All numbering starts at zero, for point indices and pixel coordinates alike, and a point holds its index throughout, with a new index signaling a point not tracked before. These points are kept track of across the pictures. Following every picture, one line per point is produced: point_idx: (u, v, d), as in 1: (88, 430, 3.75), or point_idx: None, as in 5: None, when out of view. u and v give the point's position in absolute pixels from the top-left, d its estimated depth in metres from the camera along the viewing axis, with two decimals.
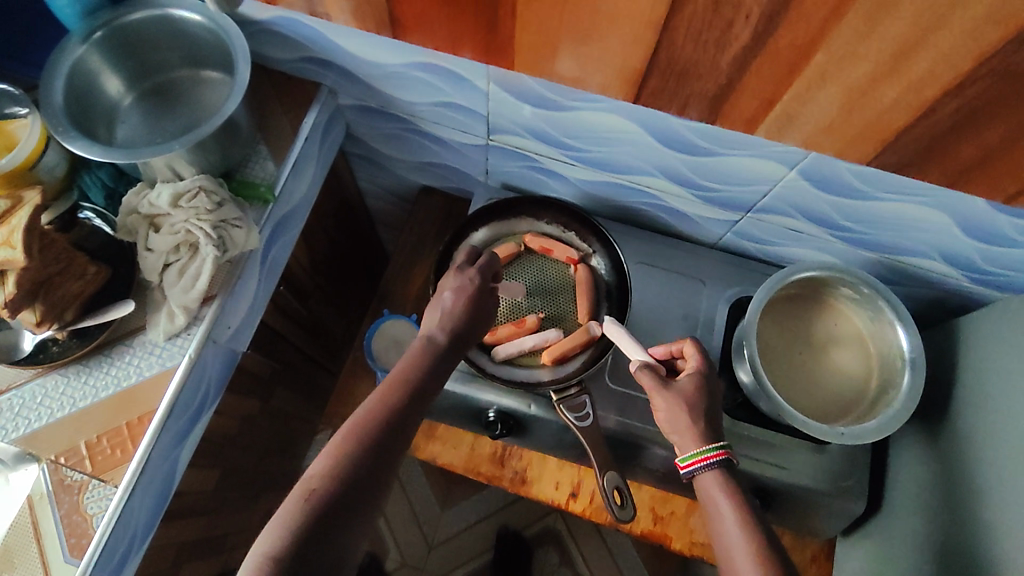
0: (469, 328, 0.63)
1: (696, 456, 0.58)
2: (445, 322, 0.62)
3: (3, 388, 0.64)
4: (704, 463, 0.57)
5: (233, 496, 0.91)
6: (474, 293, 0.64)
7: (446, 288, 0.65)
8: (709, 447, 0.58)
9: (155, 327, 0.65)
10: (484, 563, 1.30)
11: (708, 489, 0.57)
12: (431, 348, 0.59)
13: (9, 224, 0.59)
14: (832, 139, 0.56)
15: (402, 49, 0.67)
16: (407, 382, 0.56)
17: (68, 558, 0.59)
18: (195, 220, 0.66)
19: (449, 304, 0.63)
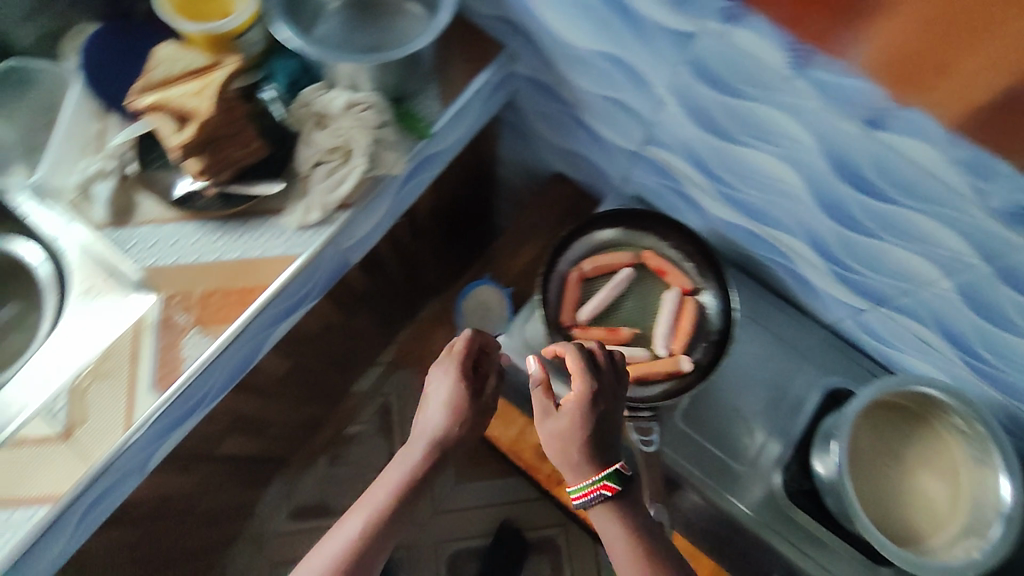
0: (454, 422, 0.65)
1: (585, 490, 0.56)
2: (426, 423, 0.66)
3: (147, 220, 0.69)
4: (590, 497, 0.56)
5: (290, 391, 0.95)
6: (465, 391, 0.67)
7: (428, 384, 0.68)
8: (599, 474, 0.56)
9: (291, 216, 0.70)
10: (479, 546, 1.31)
11: (605, 523, 0.57)
12: (414, 455, 0.64)
13: (206, 78, 0.64)
14: (1013, 262, 0.52)
15: (599, 36, 0.67)
16: (387, 484, 0.62)
17: (151, 388, 0.63)
18: (359, 130, 0.70)
19: (433, 413, 0.66)
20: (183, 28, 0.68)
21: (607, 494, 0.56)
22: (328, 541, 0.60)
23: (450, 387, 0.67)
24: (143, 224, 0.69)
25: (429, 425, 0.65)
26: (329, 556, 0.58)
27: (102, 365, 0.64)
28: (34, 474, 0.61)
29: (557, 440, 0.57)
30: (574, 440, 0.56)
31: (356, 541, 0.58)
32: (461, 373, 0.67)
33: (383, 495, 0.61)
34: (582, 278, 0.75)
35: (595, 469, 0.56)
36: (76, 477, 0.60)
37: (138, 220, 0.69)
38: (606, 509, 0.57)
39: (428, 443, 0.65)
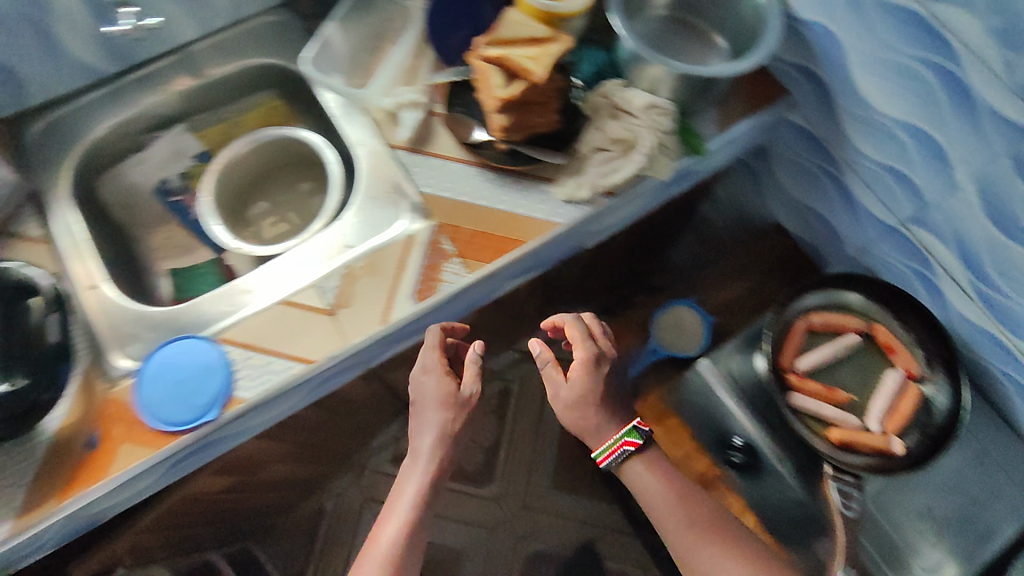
0: (454, 421, 0.76)
1: (612, 447, 0.71)
2: (427, 439, 0.75)
3: (437, 153, 0.76)
4: (616, 451, 0.71)
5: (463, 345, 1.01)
6: (456, 408, 0.76)
7: (422, 400, 0.76)
8: (620, 432, 0.72)
9: (562, 188, 0.74)
10: (557, 554, 1.32)
11: (634, 473, 0.73)
12: (420, 461, 0.75)
13: (543, 48, 0.67)
14: None
15: (913, 109, 0.67)
16: (413, 498, 0.74)
17: (410, 296, 0.70)
18: (649, 129, 0.72)
19: (427, 435, 0.75)
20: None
21: (631, 445, 0.72)
22: (376, 552, 0.71)
23: (442, 418, 0.75)
24: (433, 156, 0.76)
25: (438, 435, 0.75)
26: (380, 552, 0.70)
27: (371, 261, 0.71)
28: (297, 335, 0.68)
29: (571, 407, 0.72)
30: (591, 409, 0.71)
31: (400, 541, 0.71)
32: (467, 377, 0.76)
33: (412, 484, 0.75)
34: (808, 330, 0.75)
35: (615, 430, 0.72)
36: (332, 349, 0.67)
37: (430, 150, 0.76)
38: (632, 459, 0.73)
39: (441, 445, 0.75)
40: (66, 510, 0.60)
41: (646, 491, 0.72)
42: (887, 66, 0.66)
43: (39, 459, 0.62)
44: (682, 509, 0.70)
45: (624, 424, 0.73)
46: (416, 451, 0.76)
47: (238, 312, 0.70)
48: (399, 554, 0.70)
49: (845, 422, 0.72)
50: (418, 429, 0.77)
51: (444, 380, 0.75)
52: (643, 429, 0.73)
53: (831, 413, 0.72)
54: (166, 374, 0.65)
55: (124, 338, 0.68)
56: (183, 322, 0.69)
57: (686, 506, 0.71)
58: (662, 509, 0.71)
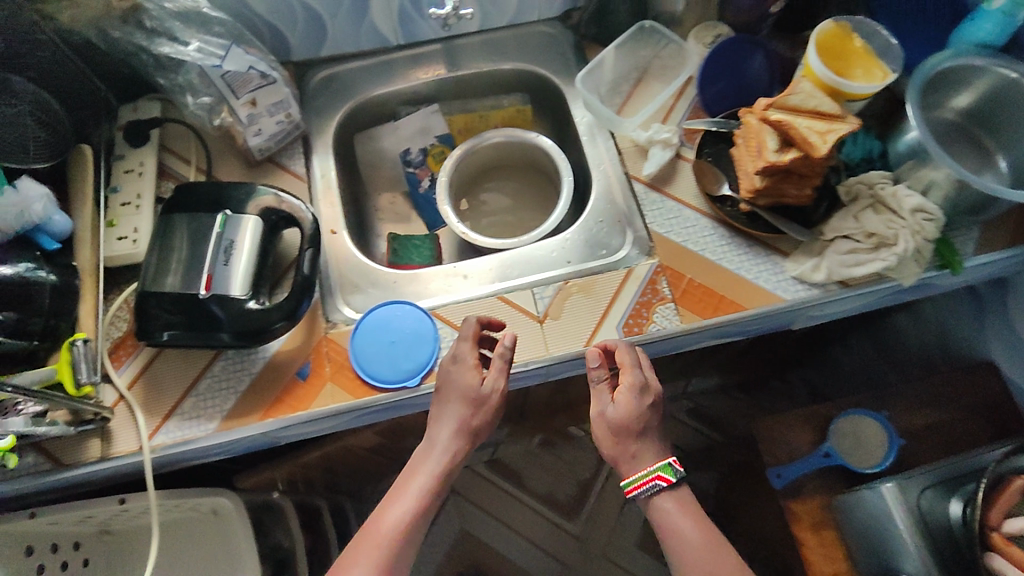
0: (472, 418, 0.63)
1: (636, 481, 0.62)
2: (445, 435, 0.64)
3: (676, 197, 0.74)
4: (644, 487, 0.62)
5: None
6: (477, 404, 0.63)
7: (445, 389, 0.64)
8: (656, 465, 0.62)
9: (795, 264, 0.71)
10: None
11: (662, 511, 0.62)
12: (432, 450, 0.64)
13: (831, 124, 0.63)
14: None
15: None
16: (414, 495, 0.62)
17: (617, 328, 0.68)
18: (910, 233, 0.67)
19: (445, 425, 0.64)
20: (812, 65, 0.68)
21: (664, 484, 0.62)
22: (374, 537, 0.60)
23: (462, 412, 0.63)
24: (671, 198, 0.74)
25: (451, 433, 0.64)
26: (377, 540, 0.59)
27: (586, 283, 0.71)
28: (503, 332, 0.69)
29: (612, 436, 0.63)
30: (622, 439, 0.63)
31: (402, 533, 0.60)
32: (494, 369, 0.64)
33: (413, 479, 0.63)
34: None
35: (648, 462, 0.62)
36: (532, 355, 0.68)
37: (670, 192, 0.74)
38: (660, 497, 0.62)
39: (457, 444, 0.64)
40: (268, 426, 0.65)
41: (664, 512, 0.62)
42: None
43: (256, 373, 0.67)
44: (692, 548, 0.59)
45: (660, 457, 0.63)
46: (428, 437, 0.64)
47: (453, 295, 0.73)
48: (400, 544, 0.60)
49: None
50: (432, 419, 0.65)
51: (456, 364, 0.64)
52: (674, 465, 0.62)
53: None
54: (381, 330, 0.69)
55: (350, 290, 0.73)
56: (407, 289, 0.74)
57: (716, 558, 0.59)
58: (685, 555, 0.60)
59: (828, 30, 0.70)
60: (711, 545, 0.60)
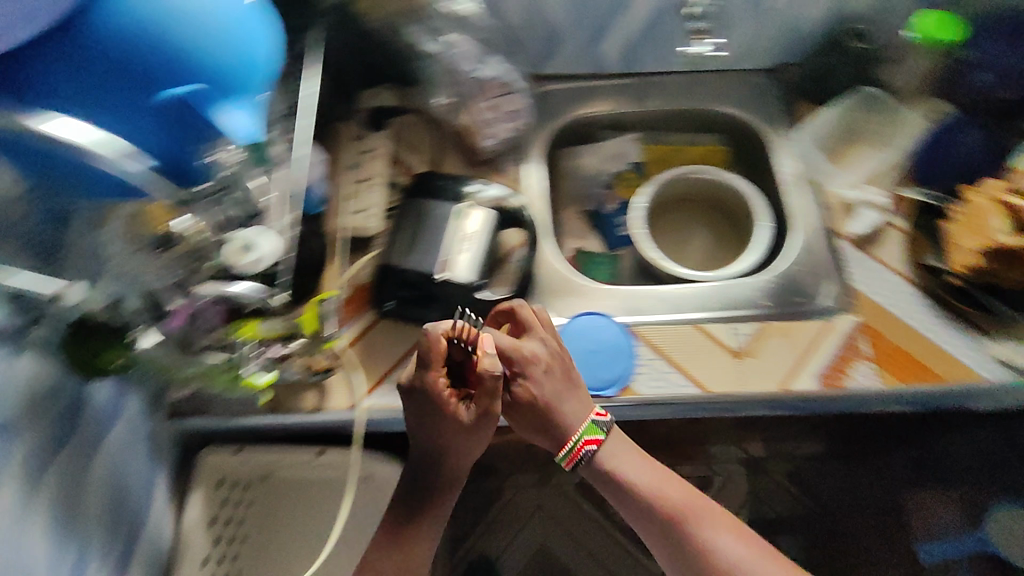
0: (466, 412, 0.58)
1: (575, 446, 0.62)
2: (456, 450, 0.59)
3: (883, 260, 0.77)
4: (585, 452, 0.63)
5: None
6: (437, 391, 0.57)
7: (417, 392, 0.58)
8: (583, 429, 0.62)
9: (997, 345, 0.71)
10: None
11: (601, 462, 0.63)
12: (426, 464, 0.60)
13: None
14: None
15: None
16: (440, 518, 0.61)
17: (814, 377, 0.69)
18: None
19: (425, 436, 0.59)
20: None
21: (598, 445, 0.63)
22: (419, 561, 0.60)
23: (445, 421, 0.57)
24: (880, 261, 0.77)
25: (467, 444, 0.59)
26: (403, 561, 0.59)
27: (786, 327, 0.73)
28: (701, 360, 0.70)
29: (556, 419, 0.63)
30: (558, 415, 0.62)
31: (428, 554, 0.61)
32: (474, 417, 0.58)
33: (449, 498, 0.61)
34: None
35: (574, 428, 0.62)
36: (729, 388, 0.68)
37: (876, 254, 0.77)
38: (605, 453, 0.64)
39: (461, 445, 0.59)
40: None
41: (637, 492, 0.63)
42: None
43: None
44: (693, 522, 0.61)
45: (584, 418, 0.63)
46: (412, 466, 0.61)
47: (659, 313, 0.75)
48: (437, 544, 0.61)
49: None
50: (435, 444, 0.59)
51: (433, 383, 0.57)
52: (603, 419, 0.64)
53: None
54: (588, 335, 0.72)
55: (551, 293, 0.76)
56: (601, 303, 0.76)
57: (668, 486, 0.64)
58: (654, 522, 0.62)
59: None
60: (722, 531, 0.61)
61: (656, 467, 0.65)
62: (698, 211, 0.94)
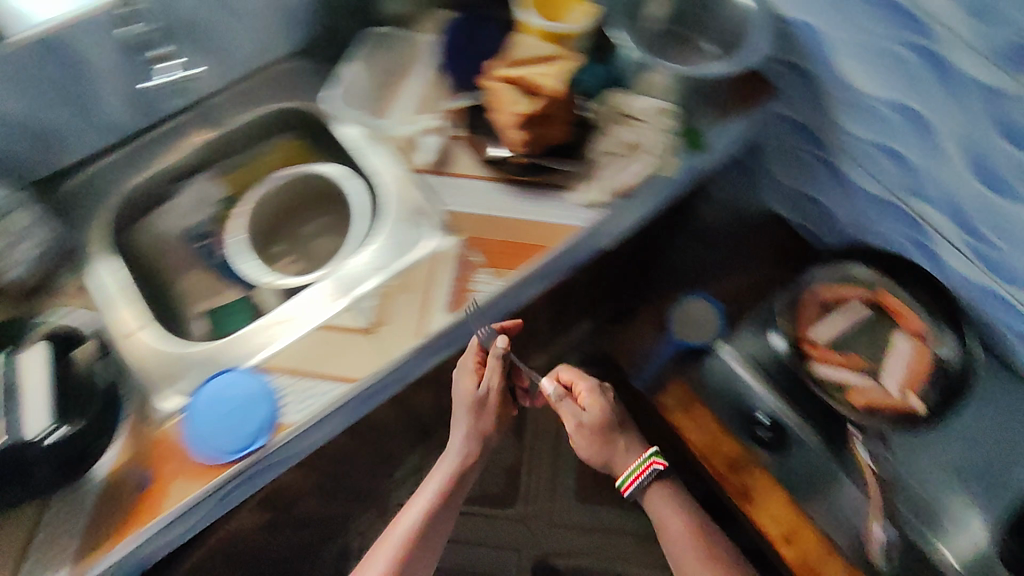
0: (477, 420, 0.88)
1: (633, 473, 0.85)
2: (458, 445, 0.89)
3: (462, 172, 0.79)
4: (648, 472, 0.85)
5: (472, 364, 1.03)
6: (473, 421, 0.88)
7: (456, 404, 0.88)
8: (645, 454, 0.86)
9: (579, 194, 0.78)
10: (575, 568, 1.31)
11: (657, 506, 0.87)
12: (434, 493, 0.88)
13: (558, 65, 0.75)
14: None
15: (897, 85, 0.72)
16: (426, 533, 0.86)
17: (443, 311, 0.72)
18: (657, 134, 0.79)
19: (455, 443, 0.90)
20: (529, 23, 0.79)
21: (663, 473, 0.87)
22: (390, 543, 0.85)
23: (468, 421, 0.88)
24: (458, 174, 0.79)
25: (458, 438, 0.90)
26: (389, 549, 0.84)
27: (404, 280, 0.74)
28: (339, 356, 0.69)
29: (626, 442, 0.86)
30: (625, 441, 0.86)
31: (411, 533, 0.85)
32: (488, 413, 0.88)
33: (422, 518, 0.87)
34: (820, 303, 0.80)
35: (639, 459, 0.85)
36: (374, 367, 0.68)
37: (453, 170, 0.80)
38: (661, 485, 0.88)
39: (465, 444, 0.89)
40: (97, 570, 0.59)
41: (665, 528, 0.86)
42: (868, 51, 0.72)
43: (92, 507, 0.62)
44: (702, 535, 0.85)
45: (646, 449, 0.87)
46: (456, 451, 0.89)
47: (289, 334, 0.72)
48: (409, 543, 0.84)
49: (860, 398, 0.74)
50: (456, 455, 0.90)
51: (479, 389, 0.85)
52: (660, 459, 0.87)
53: (851, 372, 0.76)
54: (224, 395, 0.67)
55: (172, 381, 0.70)
56: (221, 359, 0.71)
57: (699, 542, 0.84)
58: (675, 539, 0.85)
59: None
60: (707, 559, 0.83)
61: (684, 510, 0.87)
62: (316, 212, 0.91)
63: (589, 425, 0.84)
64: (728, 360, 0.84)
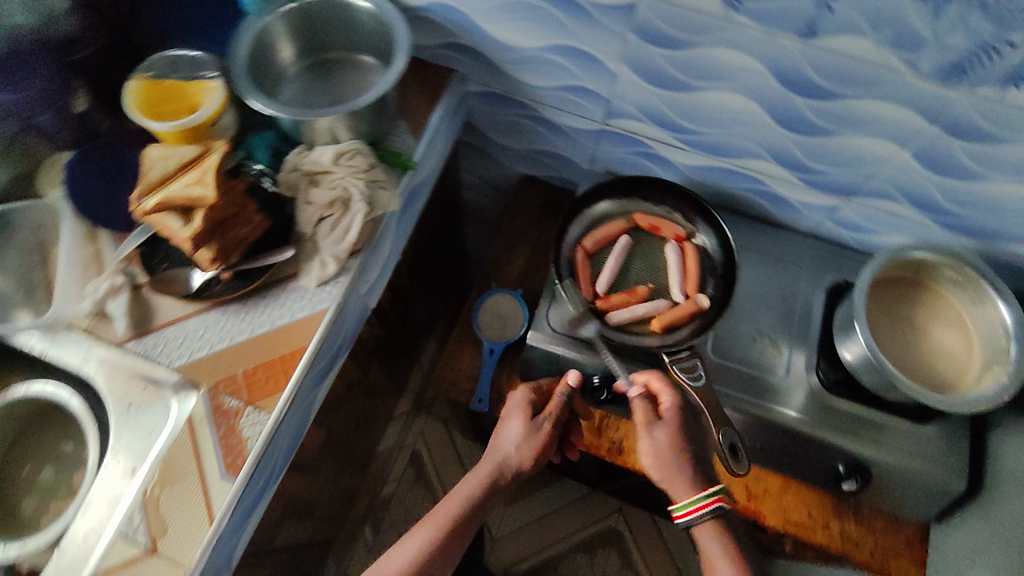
0: (534, 433, 0.75)
1: (698, 499, 0.66)
2: (506, 437, 0.75)
3: (170, 320, 0.69)
4: (711, 511, 0.66)
5: (320, 463, 0.99)
6: (530, 418, 0.76)
7: (506, 416, 0.77)
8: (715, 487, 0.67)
9: (307, 276, 0.71)
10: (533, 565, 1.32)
11: (707, 535, 0.67)
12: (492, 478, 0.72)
13: (201, 167, 0.64)
14: (924, 137, 0.63)
15: (543, 32, 0.70)
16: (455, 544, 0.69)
17: (223, 477, 0.64)
18: (352, 177, 0.71)
19: (506, 441, 0.75)
20: (154, 127, 0.66)
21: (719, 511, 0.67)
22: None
23: (521, 427, 0.75)
24: (167, 325, 0.69)
25: (508, 433, 0.76)
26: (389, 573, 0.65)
27: (166, 471, 0.65)
28: None
29: (698, 471, 0.69)
30: (688, 467, 0.68)
31: (412, 565, 0.66)
32: (536, 446, 0.73)
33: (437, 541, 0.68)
34: (587, 255, 0.80)
35: (697, 489, 0.67)
36: None
37: (160, 322, 0.69)
38: (717, 522, 0.67)
39: (518, 455, 0.73)
40: None
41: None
42: (501, 10, 0.69)
43: None
44: None
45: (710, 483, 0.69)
46: (482, 473, 0.72)
47: None
48: None
49: (660, 324, 0.75)
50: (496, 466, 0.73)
51: (535, 420, 0.76)
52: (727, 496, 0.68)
53: (643, 305, 0.77)
54: None
55: None
56: None
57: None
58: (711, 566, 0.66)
59: (140, 92, 0.69)
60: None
61: (734, 546, 0.66)
62: (60, 426, 0.79)
63: (661, 460, 0.69)
64: (544, 345, 0.79)
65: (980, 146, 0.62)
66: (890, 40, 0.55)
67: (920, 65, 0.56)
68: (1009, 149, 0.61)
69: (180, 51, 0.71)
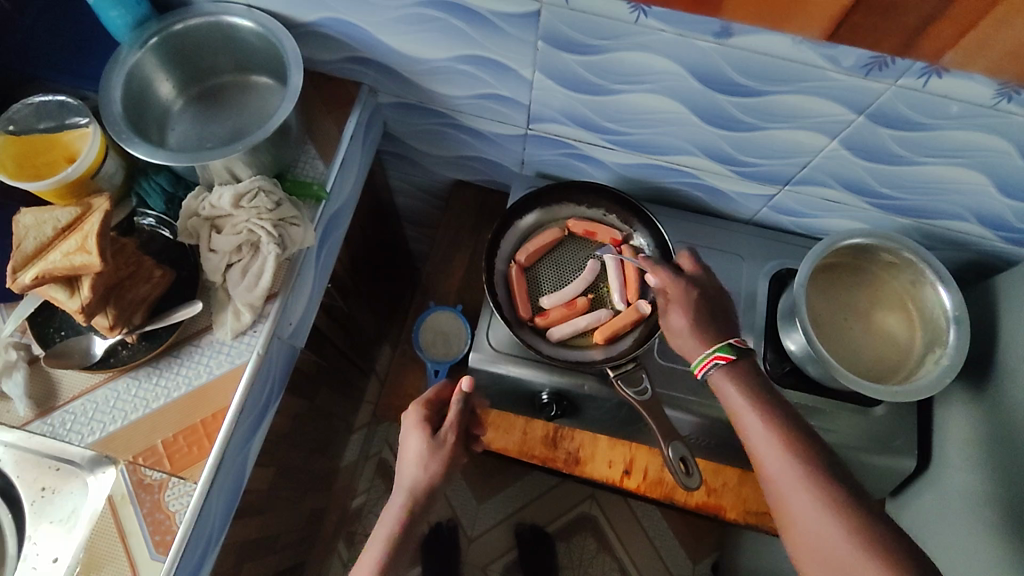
0: (435, 443, 0.68)
1: (704, 360, 0.63)
2: (408, 455, 0.68)
3: (76, 393, 0.64)
4: (714, 369, 0.62)
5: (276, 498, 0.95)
6: (431, 435, 0.69)
7: (401, 444, 0.70)
8: (716, 351, 0.62)
9: (222, 328, 0.65)
10: (510, 561, 1.30)
11: (728, 393, 0.61)
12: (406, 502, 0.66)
13: (82, 231, 0.58)
14: (853, 128, 0.61)
15: (448, 43, 0.64)
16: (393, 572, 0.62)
17: (154, 556, 0.60)
18: (257, 219, 0.65)
19: (410, 466, 0.67)
20: (28, 188, 0.60)
21: (728, 364, 0.62)
22: None
23: (419, 442, 0.68)
24: (73, 399, 0.64)
25: (407, 451, 0.69)
26: None
27: (92, 556, 0.61)
28: None
29: (705, 330, 0.65)
30: (694, 328, 0.65)
31: None
32: (443, 457, 0.68)
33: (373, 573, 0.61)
34: (522, 269, 0.77)
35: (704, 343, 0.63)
36: None
37: (65, 398, 0.64)
38: (729, 370, 0.62)
39: (426, 470, 0.67)
40: None
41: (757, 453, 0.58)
42: (399, 22, 0.63)
43: None
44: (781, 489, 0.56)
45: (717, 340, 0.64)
46: (397, 507, 0.66)
47: None
48: None
49: (603, 335, 0.73)
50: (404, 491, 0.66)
51: (436, 434, 0.70)
52: (735, 344, 0.63)
53: (585, 316, 0.74)
54: None
55: None
56: None
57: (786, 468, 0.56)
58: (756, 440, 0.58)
59: (7, 149, 0.62)
60: (814, 504, 0.54)
61: (752, 394, 0.60)
62: None
63: (672, 333, 0.66)
64: (487, 366, 0.76)
65: (908, 135, 0.60)
66: (806, 37, 0.52)
67: (842, 60, 0.53)
68: (937, 135, 0.59)
69: (44, 96, 0.64)
